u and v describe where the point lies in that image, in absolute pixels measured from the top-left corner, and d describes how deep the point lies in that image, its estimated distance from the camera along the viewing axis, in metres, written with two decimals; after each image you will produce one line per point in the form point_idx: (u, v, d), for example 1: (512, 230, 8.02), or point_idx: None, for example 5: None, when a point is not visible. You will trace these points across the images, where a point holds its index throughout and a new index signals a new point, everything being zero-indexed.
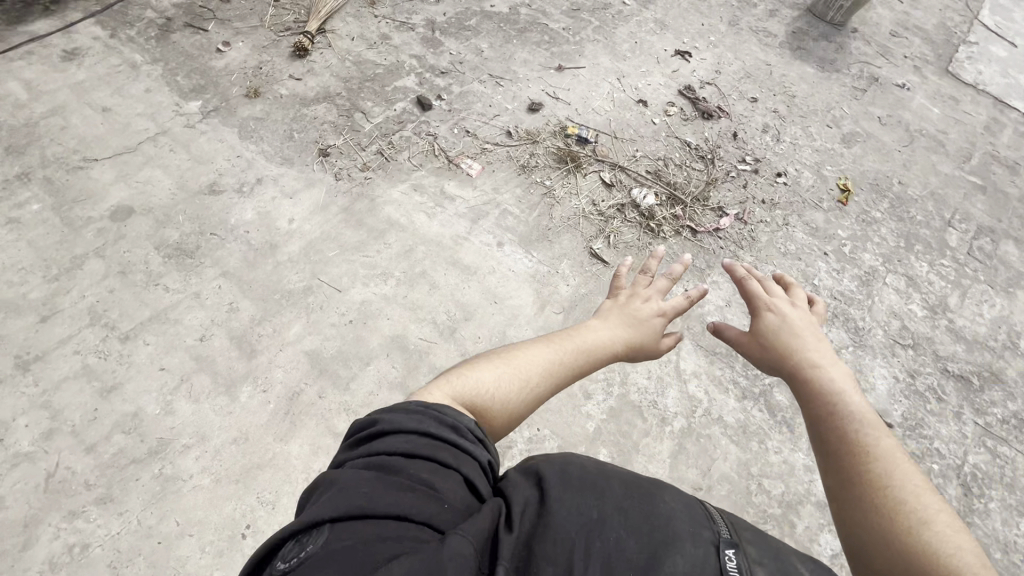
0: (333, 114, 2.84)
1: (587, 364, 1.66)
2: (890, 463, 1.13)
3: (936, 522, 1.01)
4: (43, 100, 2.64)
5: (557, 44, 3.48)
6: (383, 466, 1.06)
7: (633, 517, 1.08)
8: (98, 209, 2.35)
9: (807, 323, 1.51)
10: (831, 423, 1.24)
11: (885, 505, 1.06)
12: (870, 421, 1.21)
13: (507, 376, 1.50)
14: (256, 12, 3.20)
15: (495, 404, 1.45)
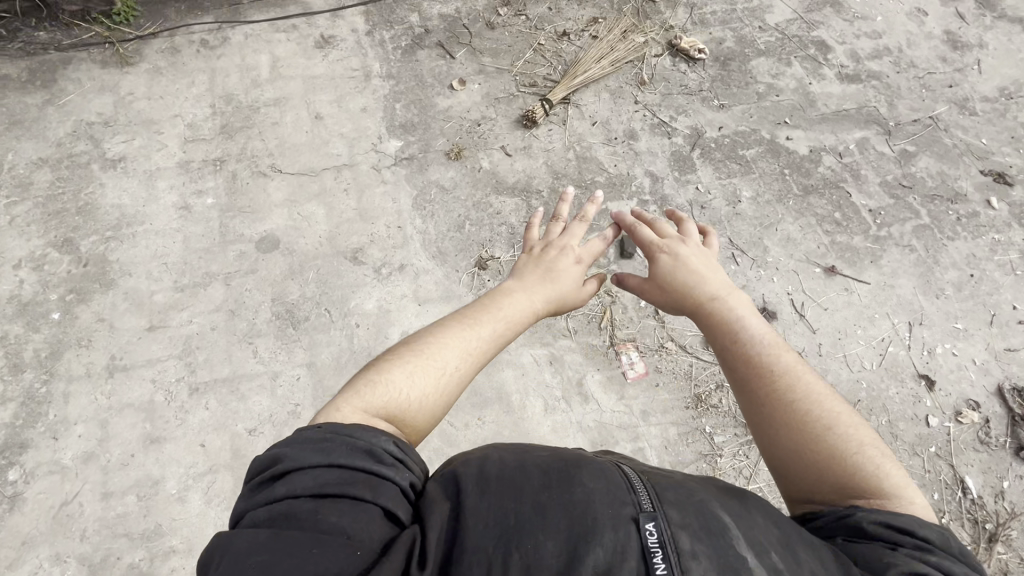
0: (519, 217, 2.38)
1: (511, 322, 1.56)
2: (795, 388, 1.29)
3: (847, 430, 1.22)
4: (277, 84, 2.63)
5: (846, 230, 2.50)
6: (289, 516, 0.90)
7: (553, 517, 0.95)
8: (252, 230, 2.28)
9: (699, 256, 1.69)
10: (752, 374, 1.33)
11: (812, 440, 1.20)
12: (772, 354, 1.36)
13: (426, 372, 1.32)
14: (514, 53, 2.82)
15: (418, 400, 1.28)
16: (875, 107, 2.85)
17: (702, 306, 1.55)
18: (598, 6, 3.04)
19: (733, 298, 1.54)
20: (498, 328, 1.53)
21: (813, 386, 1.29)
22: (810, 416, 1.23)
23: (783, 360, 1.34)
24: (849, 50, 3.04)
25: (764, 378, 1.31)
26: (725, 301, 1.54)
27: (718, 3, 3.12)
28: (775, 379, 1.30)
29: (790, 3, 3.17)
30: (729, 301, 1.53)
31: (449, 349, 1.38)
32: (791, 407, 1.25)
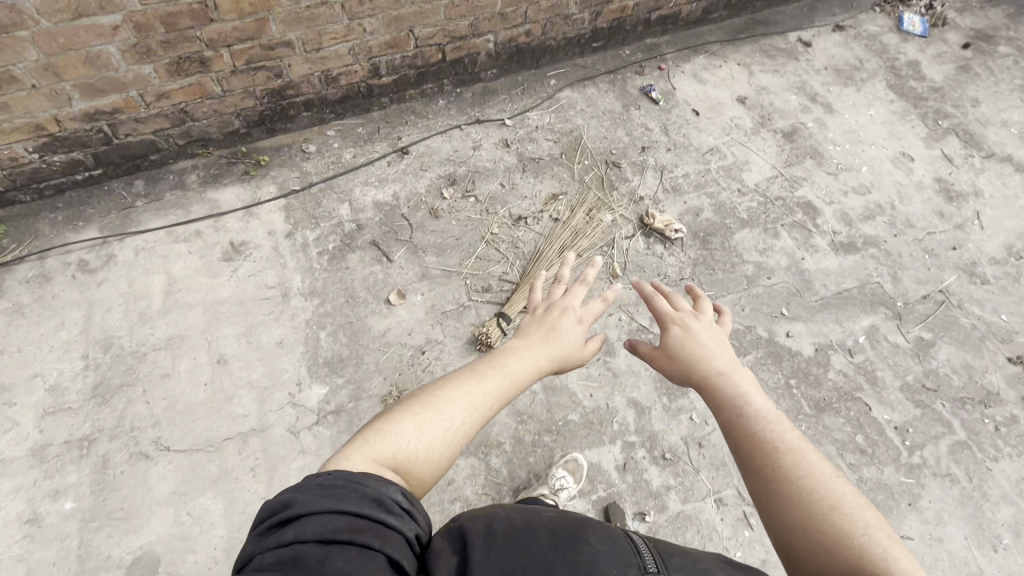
0: (477, 489, 1.90)
1: (520, 380, 1.32)
2: (795, 467, 1.09)
3: (855, 513, 1.01)
4: (171, 317, 2.14)
5: (873, 460, 2.07)
6: (295, 563, 0.79)
7: (560, 570, 0.90)
8: (123, 548, 1.73)
9: (713, 331, 1.43)
10: (748, 445, 1.16)
11: (809, 522, 1.01)
12: (772, 428, 1.16)
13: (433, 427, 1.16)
14: (462, 248, 2.41)
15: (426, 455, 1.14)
16: (879, 284, 2.51)
17: (704, 378, 1.32)
18: (557, 177, 2.68)
19: (731, 363, 1.33)
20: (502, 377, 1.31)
21: (819, 465, 1.08)
22: (812, 494, 1.04)
23: (785, 435, 1.14)
24: (839, 211, 2.73)
25: (760, 453, 1.13)
26: (722, 366, 1.32)
27: (690, 163, 2.81)
28: (771, 453, 1.12)
29: (767, 159, 2.88)
30: (725, 367, 1.32)
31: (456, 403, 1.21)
32: (788, 486, 1.06)
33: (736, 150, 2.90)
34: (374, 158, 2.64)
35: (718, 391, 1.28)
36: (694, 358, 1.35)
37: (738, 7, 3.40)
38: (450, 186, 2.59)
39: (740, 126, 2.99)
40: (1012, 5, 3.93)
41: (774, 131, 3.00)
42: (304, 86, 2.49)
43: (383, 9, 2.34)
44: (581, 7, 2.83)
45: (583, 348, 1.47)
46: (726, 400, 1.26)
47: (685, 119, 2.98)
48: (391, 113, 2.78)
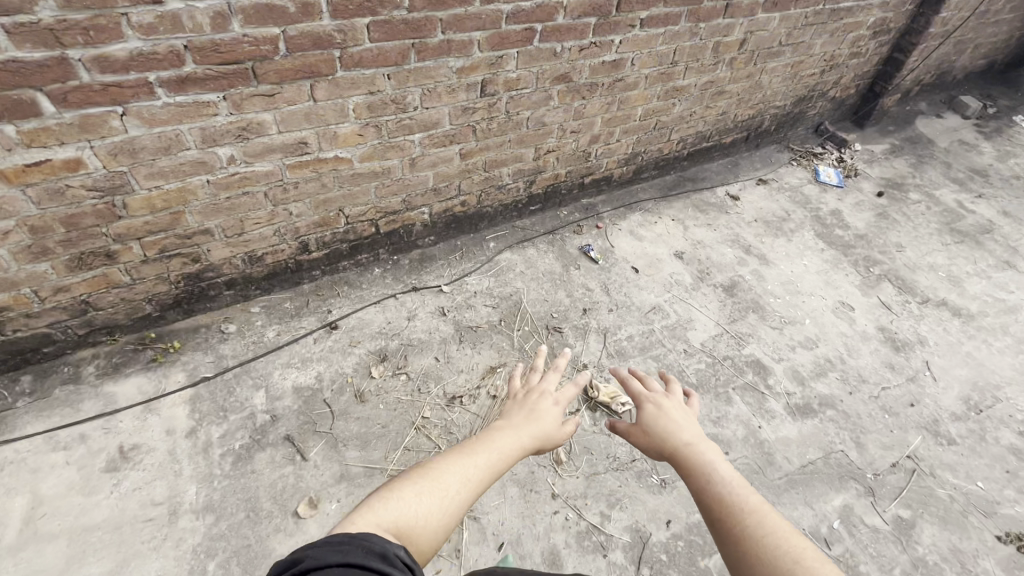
0: None
1: (507, 453, 1.51)
2: (756, 525, 1.21)
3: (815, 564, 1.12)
4: (24, 555, 1.77)
5: None
6: None
7: None
8: None
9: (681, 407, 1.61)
10: (718, 507, 1.28)
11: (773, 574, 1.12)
12: (736, 489, 1.30)
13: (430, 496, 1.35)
14: (388, 438, 2.17)
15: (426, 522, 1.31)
16: (843, 452, 2.34)
17: (677, 450, 1.46)
18: (496, 345, 2.56)
19: (698, 435, 1.49)
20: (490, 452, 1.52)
21: (780, 523, 1.21)
22: (775, 547, 1.15)
23: (748, 496, 1.28)
24: (789, 369, 2.65)
25: (726, 513, 1.27)
26: (691, 436, 1.48)
27: (633, 324, 2.75)
28: (734, 513, 1.25)
29: (710, 315, 2.85)
30: (695, 439, 1.48)
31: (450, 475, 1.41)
32: (750, 542, 1.19)
33: (679, 307, 2.87)
34: (300, 335, 2.48)
35: (689, 460, 1.43)
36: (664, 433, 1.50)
37: (666, 167, 3.63)
38: (380, 363, 2.42)
39: (680, 282, 3.00)
40: (912, 156, 4.33)
41: (714, 285, 3.01)
42: (225, 267, 2.39)
43: (309, 193, 2.34)
44: (515, 177, 2.94)
45: (561, 426, 1.68)
46: (697, 469, 1.40)
47: (625, 277, 2.98)
48: (322, 285, 2.68)
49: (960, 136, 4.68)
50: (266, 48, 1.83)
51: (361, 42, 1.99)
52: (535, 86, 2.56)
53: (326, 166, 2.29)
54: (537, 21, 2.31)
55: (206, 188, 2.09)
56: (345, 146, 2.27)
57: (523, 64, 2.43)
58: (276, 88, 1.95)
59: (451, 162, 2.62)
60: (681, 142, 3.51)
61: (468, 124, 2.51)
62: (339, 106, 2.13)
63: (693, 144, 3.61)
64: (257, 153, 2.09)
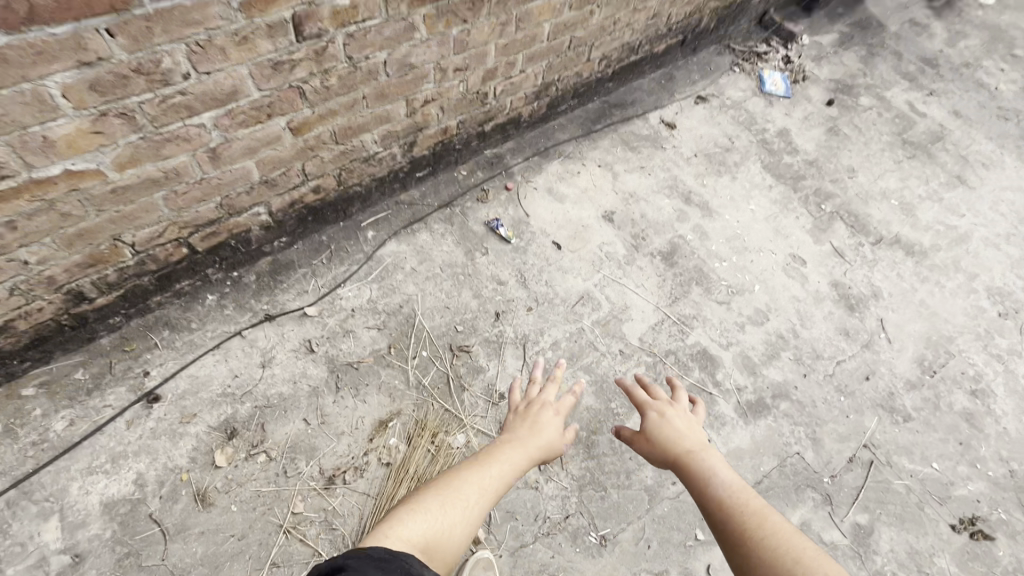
0: None
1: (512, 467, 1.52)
2: (761, 528, 1.24)
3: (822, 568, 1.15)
4: None
5: None
6: None
7: None
8: None
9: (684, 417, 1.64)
10: (724, 514, 1.31)
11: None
12: (738, 493, 1.34)
13: (449, 510, 1.40)
14: (248, 555, 1.63)
15: (448, 536, 1.37)
16: (798, 455, 2.07)
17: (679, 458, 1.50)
18: (386, 387, 1.97)
19: (699, 441, 1.54)
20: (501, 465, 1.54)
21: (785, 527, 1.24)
22: (776, 550, 1.18)
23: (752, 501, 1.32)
24: (739, 356, 2.28)
25: (730, 519, 1.30)
26: (694, 444, 1.53)
27: (558, 325, 2.22)
28: (738, 515, 1.29)
29: (648, 298, 2.36)
30: (697, 445, 1.53)
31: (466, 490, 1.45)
32: (756, 547, 1.21)
33: (611, 291, 2.35)
34: (105, 421, 1.77)
35: (692, 468, 1.46)
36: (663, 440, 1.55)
37: (588, 92, 2.86)
38: (228, 443, 1.79)
39: (611, 256, 2.45)
40: (863, 46, 3.74)
41: (651, 255, 2.49)
42: None
43: (43, 231, 1.49)
44: (385, 142, 2.12)
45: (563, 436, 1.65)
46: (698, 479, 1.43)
47: (545, 258, 2.39)
48: (130, 335, 1.91)
49: (912, 13, 4.09)
50: None
51: None
52: (385, 15, 1.68)
53: (56, 189, 1.43)
54: None
55: None
56: (76, 154, 1.39)
57: None
58: None
59: (280, 142, 1.78)
60: (603, 59, 2.72)
61: (288, 86, 1.64)
62: (31, 94, 1.23)
63: (619, 58, 2.82)
64: None
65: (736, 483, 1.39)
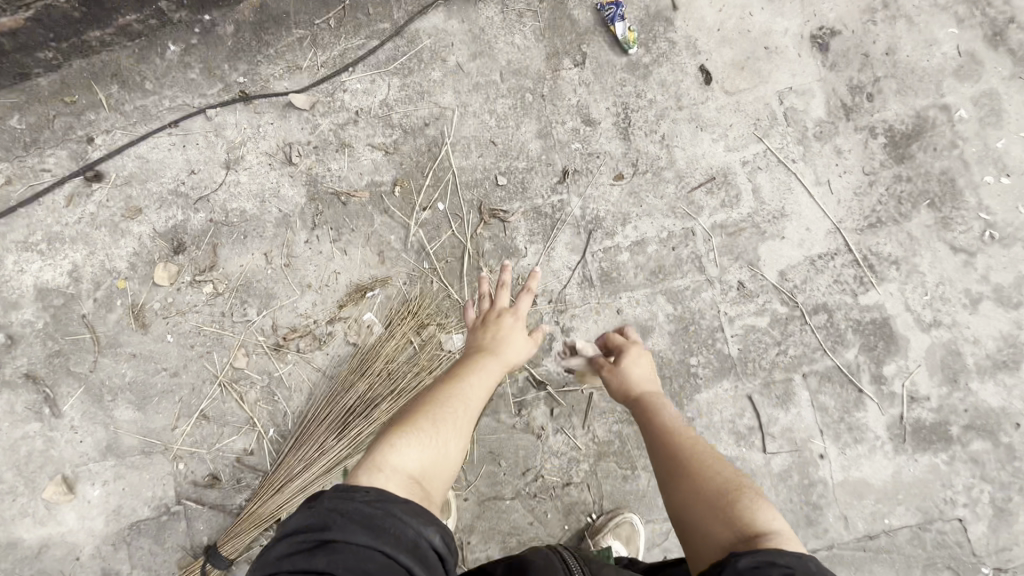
0: None
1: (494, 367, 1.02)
2: (683, 441, 0.88)
3: (739, 484, 0.77)
4: None
5: None
6: None
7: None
8: None
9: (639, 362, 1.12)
10: (652, 430, 0.94)
11: (692, 493, 0.77)
12: (671, 414, 0.96)
13: (444, 428, 0.86)
14: (177, 398, 1.36)
15: (448, 458, 0.84)
16: (958, 523, 1.31)
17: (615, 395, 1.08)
18: (376, 240, 1.40)
19: (641, 352, 1.13)
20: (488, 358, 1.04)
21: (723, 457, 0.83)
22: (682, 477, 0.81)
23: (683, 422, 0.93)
24: (944, 349, 1.34)
25: (657, 437, 0.91)
26: (634, 354, 1.13)
27: (653, 215, 1.38)
28: (665, 429, 0.92)
29: (826, 207, 1.38)
30: (642, 365, 1.11)
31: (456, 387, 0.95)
32: (670, 460, 0.85)
33: (765, 181, 1.38)
34: (43, 189, 1.42)
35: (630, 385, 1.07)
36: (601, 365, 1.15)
37: None
38: (173, 258, 1.40)
39: (793, 117, 1.40)
40: None
41: (868, 131, 1.39)
42: None
43: None
44: None
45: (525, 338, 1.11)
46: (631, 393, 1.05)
47: (676, 96, 1.41)
48: (72, 82, 1.43)
49: None
50: None
51: None
52: None
53: None
54: None
55: None
56: None
57: None
58: None
59: None
60: None
61: None
62: None
63: None
64: None
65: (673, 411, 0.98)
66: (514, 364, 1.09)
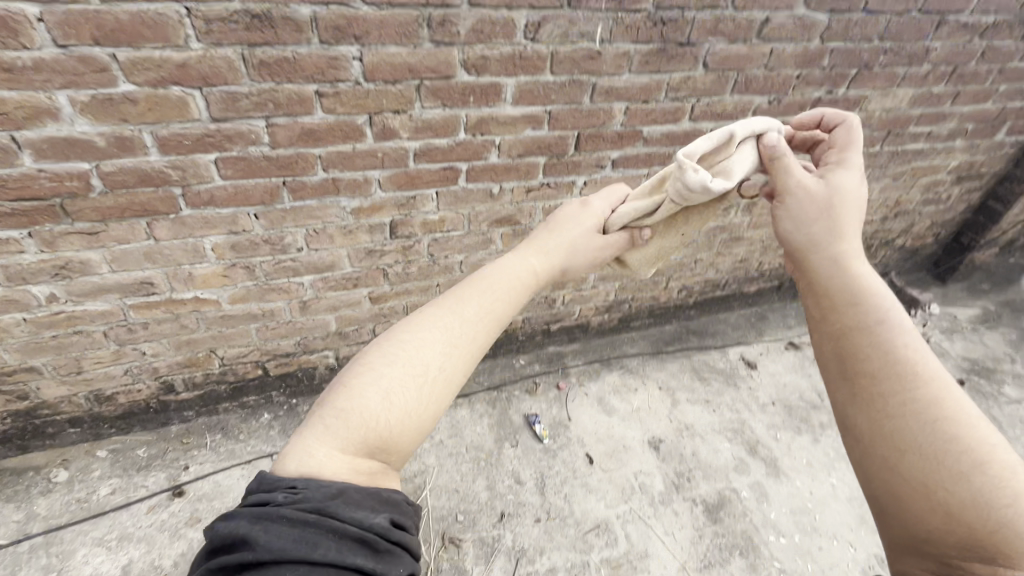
0: None
1: (495, 314, 1.24)
2: (915, 407, 0.94)
3: (1002, 480, 0.85)
4: None
5: None
6: None
7: None
8: None
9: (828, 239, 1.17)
10: (870, 371, 1.00)
11: (925, 492, 0.89)
12: (900, 356, 0.99)
13: (404, 369, 1.07)
14: None
15: (404, 425, 1.04)
16: None
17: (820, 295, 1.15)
18: None
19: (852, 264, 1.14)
20: (483, 296, 1.25)
21: (985, 434, 0.91)
22: (909, 447, 0.92)
23: (924, 373, 0.97)
24: None
25: (874, 386, 0.99)
26: (836, 248, 1.16)
27: (561, 549, 2.03)
28: (901, 387, 0.96)
29: (674, 552, 2.07)
30: (859, 282, 1.11)
31: (430, 336, 1.12)
32: (896, 437, 0.93)
33: (632, 530, 2.11)
34: (133, 500, 2.00)
35: (847, 305, 1.09)
36: (774, 229, 1.26)
37: (665, 315, 2.94)
38: None
39: (645, 488, 2.26)
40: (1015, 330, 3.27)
41: (692, 500, 2.24)
42: (64, 405, 2.00)
43: (165, 334, 1.93)
44: None
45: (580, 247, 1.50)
46: (844, 321, 1.08)
47: (573, 469, 2.28)
48: (192, 430, 2.23)
49: None
50: (74, 184, 1.48)
51: (209, 180, 1.60)
52: (466, 228, 2.07)
53: (184, 307, 1.88)
54: (461, 159, 1.84)
55: (22, 326, 1.73)
56: (206, 288, 1.86)
57: (447, 204, 1.95)
58: (98, 226, 1.59)
59: (360, 305, 2.15)
60: (683, 289, 2.83)
61: (376, 266, 2.04)
62: (192, 246, 1.73)
63: (702, 291, 2.91)
64: (85, 292, 1.72)
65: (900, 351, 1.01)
66: (562, 270, 1.47)
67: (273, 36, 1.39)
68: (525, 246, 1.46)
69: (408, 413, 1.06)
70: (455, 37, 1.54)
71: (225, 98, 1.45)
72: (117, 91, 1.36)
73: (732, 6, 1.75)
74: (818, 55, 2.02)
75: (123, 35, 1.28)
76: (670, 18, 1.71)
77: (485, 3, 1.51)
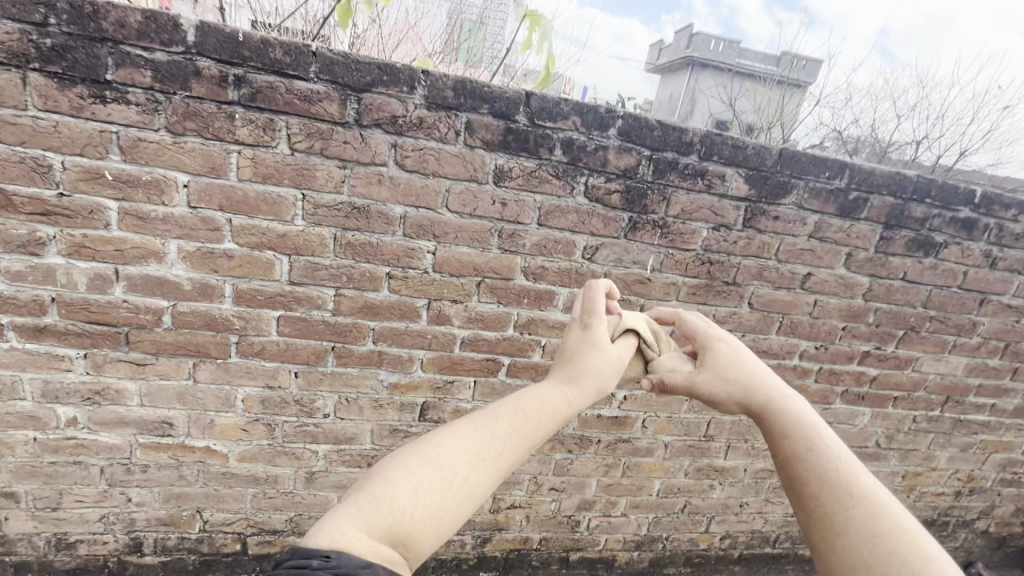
0: None
1: (533, 432, 1.08)
2: (856, 523, 0.90)
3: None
4: None
5: None
6: None
7: None
8: None
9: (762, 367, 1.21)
10: (809, 489, 0.97)
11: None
12: (833, 475, 0.97)
13: (429, 469, 0.98)
14: None
15: (431, 525, 0.95)
16: None
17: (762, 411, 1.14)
18: None
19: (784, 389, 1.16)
20: (519, 414, 1.09)
21: (926, 546, 0.86)
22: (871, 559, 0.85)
23: (856, 488, 0.94)
24: None
25: (814, 506, 0.95)
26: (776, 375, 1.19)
27: None
28: (841, 497, 0.93)
29: None
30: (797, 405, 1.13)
31: (463, 443, 1.02)
32: (843, 554, 0.88)
33: None
34: None
35: (780, 429, 1.08)
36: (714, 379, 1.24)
37: (704, 566, 2.51)
38: None
39: None
40: None
41: None
42: (21, 544, 1.79)
43: (160, 481, 1.81)
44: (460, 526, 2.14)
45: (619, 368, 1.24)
46: (779, 442, 1.07)
47: None
48: None
49: None
50: (146, 317, 1.59)
51: (266, 333, 1.68)
52: None
53: (191, 455, 1.79)
54: (504, 353, 1.87)
55: (29, 445, 1.67)
56: (221, 439, 1.79)
57: (481, 394, 1.93)
58: (149, 358, 1.64)
59: None
60: (726, 537, 2.47)
61: (396, 447, 1.94)
62: (225, 393, 1.73)
63: (748, 543, 2.52)
64: (105, 422, 1.69)
65: (838, 461, 0.99)
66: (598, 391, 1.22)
67: (366, 225, 1.60)
68: (559, 359, 1.24)
69: (434, 519, 0.95)
70: (521, 247, 1.72)
71: (308, 266, 1.62)
72: (220, 246, 1.54)
73: (775, 258, 1.91)
74: (862, 311, 2.08)
75: (244, 206, 1.51)
76: (717, 259, 1.87)
77: (551, 224, 1.71)
